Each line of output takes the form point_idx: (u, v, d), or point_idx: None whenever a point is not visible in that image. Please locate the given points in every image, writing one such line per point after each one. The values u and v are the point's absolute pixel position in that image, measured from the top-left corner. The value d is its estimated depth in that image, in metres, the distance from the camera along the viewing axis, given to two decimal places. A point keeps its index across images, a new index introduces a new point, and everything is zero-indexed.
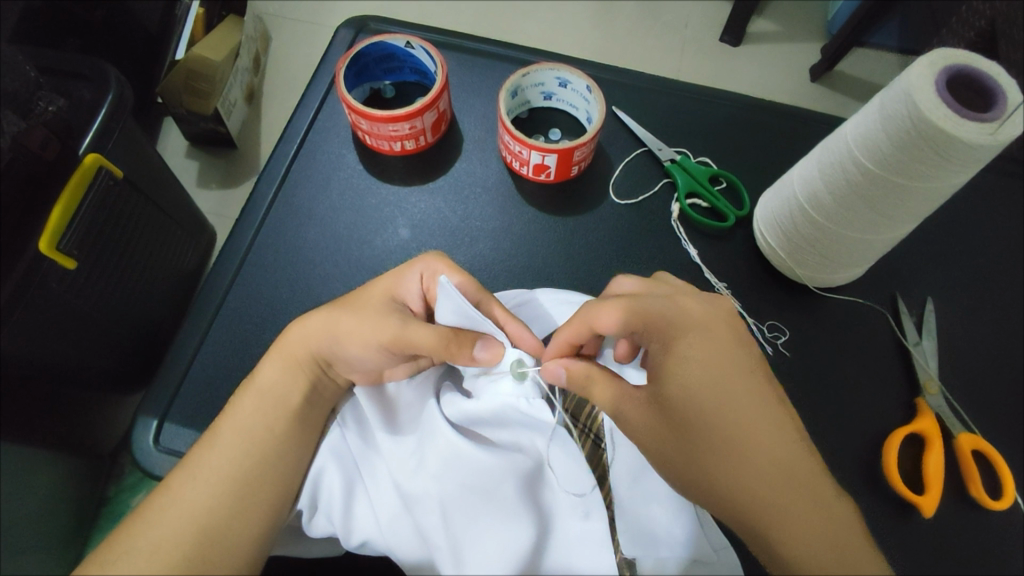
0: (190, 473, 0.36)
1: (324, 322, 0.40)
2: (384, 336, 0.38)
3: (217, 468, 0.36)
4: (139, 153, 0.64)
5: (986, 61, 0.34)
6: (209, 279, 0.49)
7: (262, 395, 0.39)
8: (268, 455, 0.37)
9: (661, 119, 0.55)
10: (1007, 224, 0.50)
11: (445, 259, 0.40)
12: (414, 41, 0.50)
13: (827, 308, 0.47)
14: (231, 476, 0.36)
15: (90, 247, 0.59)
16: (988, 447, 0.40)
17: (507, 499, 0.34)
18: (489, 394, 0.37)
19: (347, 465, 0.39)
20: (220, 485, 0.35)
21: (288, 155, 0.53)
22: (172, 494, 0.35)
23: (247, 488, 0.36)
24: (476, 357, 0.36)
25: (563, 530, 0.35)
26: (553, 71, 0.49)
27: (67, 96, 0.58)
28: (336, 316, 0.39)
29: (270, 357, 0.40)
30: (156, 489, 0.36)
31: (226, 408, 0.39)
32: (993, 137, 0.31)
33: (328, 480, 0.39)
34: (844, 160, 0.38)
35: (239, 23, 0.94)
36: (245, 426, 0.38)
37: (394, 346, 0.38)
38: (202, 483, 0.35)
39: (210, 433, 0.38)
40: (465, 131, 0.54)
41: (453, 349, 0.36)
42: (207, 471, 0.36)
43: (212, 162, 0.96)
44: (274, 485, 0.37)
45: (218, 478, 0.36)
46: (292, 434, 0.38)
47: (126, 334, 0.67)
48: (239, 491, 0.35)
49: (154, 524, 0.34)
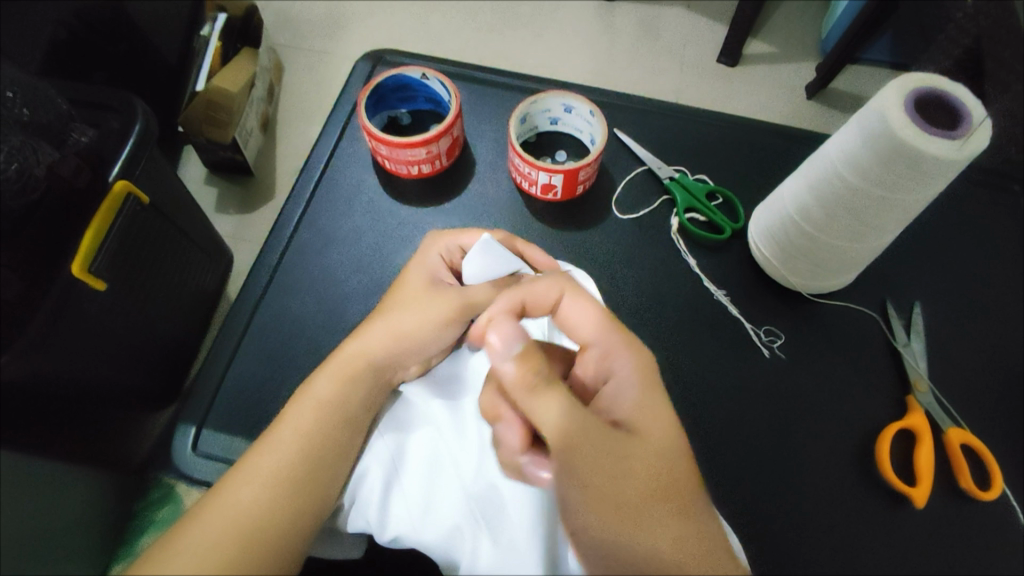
0: (244, 479, 0.38)
1: (377, 330, 0.43)
2: (452, 307, 0.43)
3: (267, 466, 0.39)
4: (163, 178, 0.68)
5: (950, 82, 0.37)
6: (243, 294, 0.53)
7: (319, 407, 0.41)
8: (320, 454, 0.40)
9: (660, 139, 0.59)
10: (988, 230, 0.54)
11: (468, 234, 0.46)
12: (428, 73, 0.54)
13: (821, 314, 0.49)
14: (287, 478, 0.38)
15: (116, 271, 0.62)
16: (976, 441, 0.43)
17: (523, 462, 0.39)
18: None
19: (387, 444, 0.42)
20: (270, 488, 0.38)
21: (313, 180, 0.57)
22: (228, 499, 0.37)
23: (295, 483, 0.38)
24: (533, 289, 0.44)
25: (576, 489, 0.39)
26: (558, 98, 0.53)
27: (98, 127, 0.63)
28: (392, 318, 0.43)
29: (324, 371, 0.42)
30: (202, 502, 0.38)
31: (280, 416, 0.41)
32: (959, 153, 0.35)
33: (370, 480, 0.42)
34: (828, 175, 0.41)
35: (255, 55, 0.99)
36: (298, 429, 0.40)
37: (461, 315, 0.43)
38: (253, 481, 0.38)
39: (260, 440, 0.40)
40: (476, 154, 0.58)
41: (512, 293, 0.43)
42: (257, 472, 0.38)
43: (230, 188, 1.01)
44: (323, 487, 0.39)
45: (268, 476, 0.38)
46: (338, 438, 0.40)
47: (150, 352, 0.71)
48: (293, 487, 0.38)
49: (204, 527, 0.36)
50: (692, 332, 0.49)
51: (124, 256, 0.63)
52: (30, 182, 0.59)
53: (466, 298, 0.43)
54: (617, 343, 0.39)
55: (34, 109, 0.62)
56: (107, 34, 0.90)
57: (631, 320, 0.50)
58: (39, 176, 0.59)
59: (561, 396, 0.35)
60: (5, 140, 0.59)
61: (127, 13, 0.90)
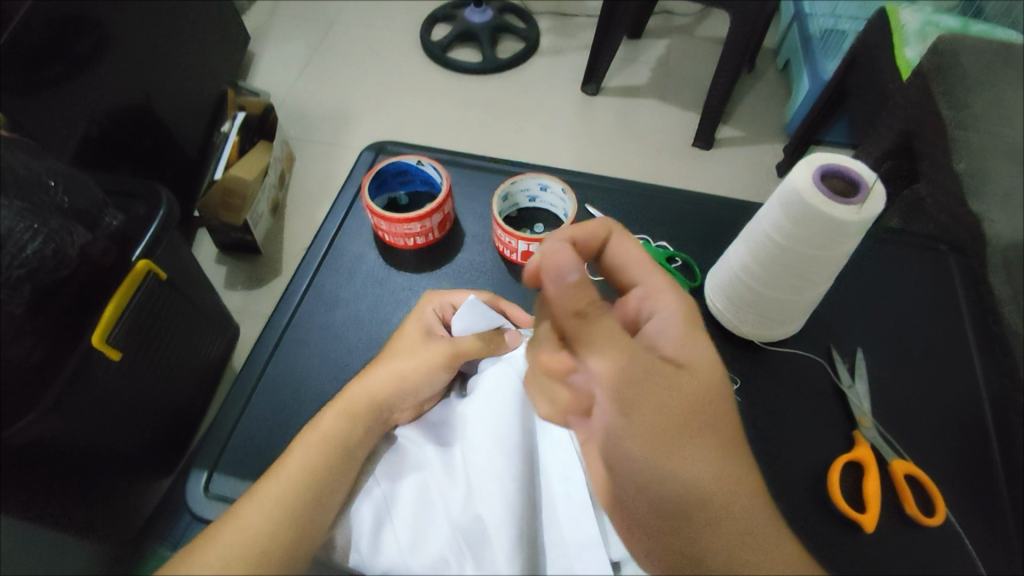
0: (251, 503, 0.43)
1: (379, 374, 0.49)
2: (441, 354, 0.49)
3: (268, 497, 0.43)
4: (178, 258, 0.77)
5: (850, 159, 0.45)
6: (255, 351, 0.58)
7: (324, 438, 0.46)
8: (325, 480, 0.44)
9: (627, 213, 0.67)
10: (915, 285, 0.61)
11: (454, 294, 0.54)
12: (424, 160, 0.63)
13: (773, 361, 0.55)
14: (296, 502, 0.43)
15: (132, 341, 0.70)
16: (919, 471, 0.48)
17: (500, 491, 0.42)
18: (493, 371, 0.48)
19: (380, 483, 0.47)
20: (269, 516, 0.42)
21: (321, 251, 0.65)
22: (233, 524, 0.42)
23: (304, 504, 0.43)
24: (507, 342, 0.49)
25: (554, 515, 0.43)
26: (534, 180, 0.62)
27: (126, 212, 0.71)
28: (393, 364, 0.49)
29: (332, 407, 0.48)
30: (210, 528, 0.43)
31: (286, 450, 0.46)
32: (861, 216, 0.42)
33: (364, 513, 0.45)
34: (762, 238, 0.48)
35: (268, 147, 1.10)
36: (301, 460, 0.45)
37: (449, 361, 0.49)
38: (255, 507, 0.43)
39: (268, 472, 0.45)
40: (465, 227, 0.66)
41: (494, 345, 0.50)
42: (258, 502, 0.43)
43: (239, 265, 1.09)
44: (324, 514, 0.44)
45: (268, 505, 0.43)
46: (325, 465, 0.45)
47: (152, 416, 0.77)
48: (303, 507, 0.43)
49: (210, 553, 0.41)
50: None
51: (140, 328, 0.71)
52: (65, 261, 0.61)
53: (455, 347, 0.49)
54: (658, 284, 0.42)
55: (71, 195, 0.63)
56: (137, 131, 1.00)
57: None
58: (73, 258, 0.61)
59: (614, 323, 0.38)
60: (44, 223, 0.59)
61: (156, 116, 1.03)
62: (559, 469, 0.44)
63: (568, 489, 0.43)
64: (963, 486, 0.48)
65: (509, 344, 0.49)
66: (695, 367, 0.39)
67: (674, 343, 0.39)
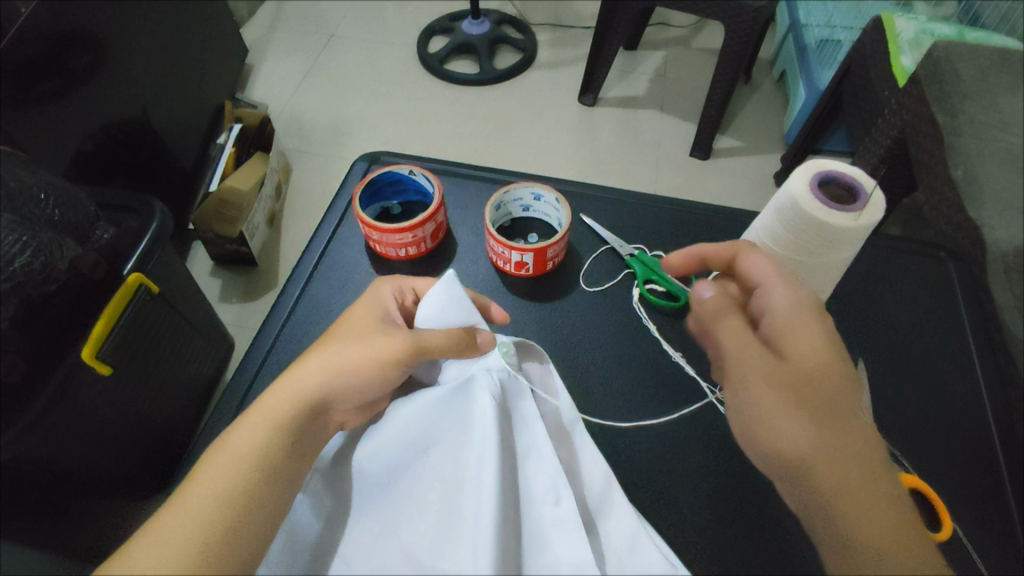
0: (156, 528, 0.38)
1: (318, 368, 0.44)
2: (397, 347, 0.45)
3: (182, 515, 0.38)
4: (170, 271, 0.77)
5: (846, 166, 0.45)
6: (242, 364, 0.57)
7: (234, 455, 0.40)
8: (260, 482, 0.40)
9: (622, 222, 0.66)
10: (915, 293, 0.60)
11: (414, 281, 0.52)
12: (416, 170, 0.62)
13: None
14: (223, 505, 0.38)
15: (122, 357, 0.70)
16: (919, 482, 0.46)
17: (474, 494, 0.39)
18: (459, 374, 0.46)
19: (329, 508, 0.43)
20: (182, 539, 0.37)
21: (312, 262, 0.64)
22: (144, 545, 0.37)
23: (228, 513, 0.38)
24: (478, 343, 0.47)
25: (534, 521, 0.41)
26: (528, 188, 0.61)
27: (117, 226, 0.70)
28: (334, 353, 0.45)
29: (247, 420, 0.42)
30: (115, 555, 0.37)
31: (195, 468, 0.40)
32: (857, 224, 0.41)
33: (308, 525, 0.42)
34: (758, 247, 0.47)
35: (265, 159, 1.09)
36: (215, 478, 0.39)
37: (406, 355, 0.45)
38: (167, 529, 0.37)
39: (180, 488, 0.40)
40: (458, 237, 0.65)
41: (463, 345, 0.46)
42: (171, 521, 0.38)
43: (234, 278, 1.08)
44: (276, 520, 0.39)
45: (181, 527, 0.37)
46: (251, 479, 0.39)
47: (142, 435, 0.76)
48: (233, 511, 0.38)
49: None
50: (653, 390, 0.54)
51: (129, 345, 0.71)
52: (54, 274, 0.59)
53: (413, 339, 0.45)
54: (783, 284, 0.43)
55: (63, 208, 0.61)
56: (132, 145, 0.99)
57: (599, 382, 0.55)
58: (62, 271, 0.60)
59: (738, 321, 0.42)
60: (33, 236, 0.56)
61: (151, 129, 1.03)
62: (541, 490, 0.41)
63: (549, 502, 0.41)
64: (971, 501, 0.47)
65: (480, 344, 0.47)
66: (819, 364, 0.39)
67: (816, 341, 0.40)
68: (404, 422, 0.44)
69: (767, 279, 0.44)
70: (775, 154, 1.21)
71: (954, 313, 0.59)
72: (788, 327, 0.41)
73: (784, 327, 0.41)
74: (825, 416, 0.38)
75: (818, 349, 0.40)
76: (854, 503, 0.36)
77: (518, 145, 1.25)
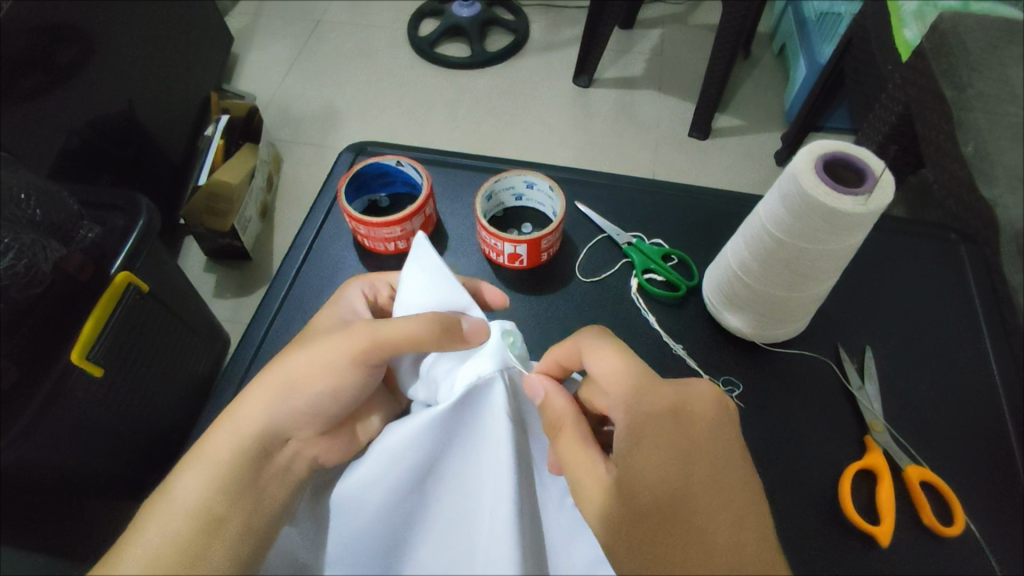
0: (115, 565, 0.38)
1: (270, 382, 0.44)
2: (355, 348, 0.44)
3: (139, 553, 0.38)
4: (162, 269, 0.72)
5: (852, 146, 0.42)
6: (229, 369, 0.57)
7: (177, 504, 0.40)
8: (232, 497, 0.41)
9: (619, 209, 0.64)
10: (921, 277, 0.59)
11: (379, 277, 0.53)
12: (403, 160, 0.59)
13: (775, 362, 0.53)
14: (195, 518, 0.40)
15: (112, 357, 0.65)
16: (934, 477, 0.46)
17: (493, 497, 0.36)
18: (464, 368, 0.42)
19: (315, 540, 0.41)
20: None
21: (298, 260, 0.62)
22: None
23: (199, 541, 0.39)
24: (467, 332, 0.42)
25: (551, 523, 0.39)
26: (520, 176, 0.58)
27: (102, 225, 0.67)
28: (286, 362, 0.45)
29: (192, 462, 0.42)
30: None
31: (138, 517, 0.40)
32: (866, 208, 0.39)
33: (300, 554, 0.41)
34: (760, 233, 0.45)
35: (254, 150, 1.06)
36: (163, 520, 0.39)
37: (365, 356, 0.44)
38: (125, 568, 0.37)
39: (134, 522, 0.40)
40: (450, 229, 0.63)
41: (446, 336, 0.42)
42: (131, 556, 0.38)
43: (228, 273, 1.06)
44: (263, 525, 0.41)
45: (141, 561, 0.37)
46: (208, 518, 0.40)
47: (142, 435, 0.73)
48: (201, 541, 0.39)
49: None
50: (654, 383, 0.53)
51: (120, 343, 0.66)
52: (38, 276, 0.58)
53: (372, 338, 0.44)
54: (625, 386, 0.39)
55: (45, 208, 0.61)
56: (118, 139, 0.96)
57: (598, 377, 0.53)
58: (46, 272, 0.59)
59: (660, 403, 0.39)
60: (15, 238, 0.56)
61: (138, 123, 1.00)
62: (555, 494, 0.40)
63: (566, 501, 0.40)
64: (978, 492, 0.47)
65: (467, 333, 0.42)
66: (671, 469, 0.36)
67: (585, 484, 0.38)
68: (405, 440, 0.40)
69: (615, 390, 0.39)
70: (775, 133, 1.18)
71: (960, 299, 0.57)
72: (639, 448, 0.37)
73: (636, 452, 0.37)
74: (643, 519, 0.36)
75: (663, 475, 0.37)
76: (745, 556, 0.34)
77: (512, 131, 1.22)
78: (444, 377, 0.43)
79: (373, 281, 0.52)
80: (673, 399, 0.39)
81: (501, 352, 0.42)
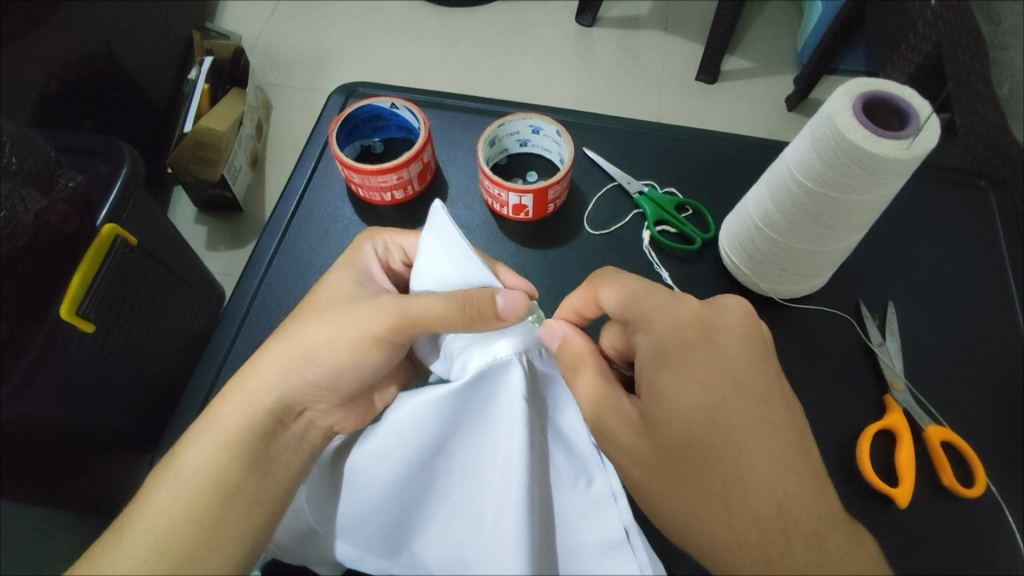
0: (117, 543, 0.39)
1: (289, 351, 0.43)
2: (381, 321, 0.42)
3: (148, 519, 0.39)
4: (153, 222, 0.68)
5: (896, 84, 0.38)
6: (221, 326, 0.55)
7: (180, 477, 0.41)
8: (247, 467, 0.41)
9: (630, 157, 0.60)
10: (948, 229, 0.56)
11: (401, 238, 0.49)
12: (398, 103, 0.55)
13: (792, 318, 0.51)
14: (211, 488, 0.40)
15: (106, 311, 0.62)
16: (956, 438, 0.44)
17: (499, 480, 0.36)
18: (481, 348, 0.38)
19: (321, 505, 0.44)
20: (152, 546, 0.38)
21: (288, 213, 0.59)
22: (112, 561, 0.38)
23: (210, 506, 0.40)
24: (501, 313, 0.38)
25: (565, 499, 0.38)
26: (525, 120, 0.54)
27: (85, 173, 0.63)
28: (303, 332, 0.44)
29: (195, 440, 0.42)
30: (94, 547, 0.40)
31: (150, 483, 0.41)
32: (909, 152, 0.35)
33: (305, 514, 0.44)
34: (786, 181, 0.41)
35: (241, 94, 1.00)
36: (170, 496, 0.40)
37: (388, 331, 0.42)
38: (132, 542, 0.39)
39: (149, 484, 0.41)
40: (449, 178, 0.60)
41: (474, 318, 0.38)
42: (141, 523, 0.39)
43: (219, 224, 1.02)
44: (278, 493, 0.42)
45: (146, 536, 0.39)
46: (215, 495, 0.40)
47: (141, 391, 0.70)
48: (210, 510, 0.40)
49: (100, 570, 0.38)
50: None
51: (109, 299, 0.62)
52: (17, 229, 0.55)
53: (401, 311, 0.41)
54: (644, 316, 0.39)
55: (21, 156, 0.57)
56: (98, 83, 0.90)
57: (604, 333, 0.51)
58: (27, 225, 0.56)
59: (689, 333, 0.37)
60: None
61: (118, 63, 0.93)
62: (569, 471, 0.38)
63: (581, 483, 0.38)
64: (996, 452, 0.46)
65: (500, 314, 0.38)
66: (702, 404, 0.35)
67: (608, 417, 0.38)
68: (410, 422, 0.39)
69: (636, 314, 0.39)
70: (787, 76, 1.11)
71: (991, 252, 0.54)
72: (664, 368, 0.37)
73: (665, 372, 0.37)
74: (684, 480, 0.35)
75: (692, 398, 0.36)
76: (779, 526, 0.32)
77: (513, 74, 1.15)
78: (459, 355, 0.40)
79: (387, 242, 0.49)
80: (698, 313, 0.38)
81: (524, 335, 0.39)
